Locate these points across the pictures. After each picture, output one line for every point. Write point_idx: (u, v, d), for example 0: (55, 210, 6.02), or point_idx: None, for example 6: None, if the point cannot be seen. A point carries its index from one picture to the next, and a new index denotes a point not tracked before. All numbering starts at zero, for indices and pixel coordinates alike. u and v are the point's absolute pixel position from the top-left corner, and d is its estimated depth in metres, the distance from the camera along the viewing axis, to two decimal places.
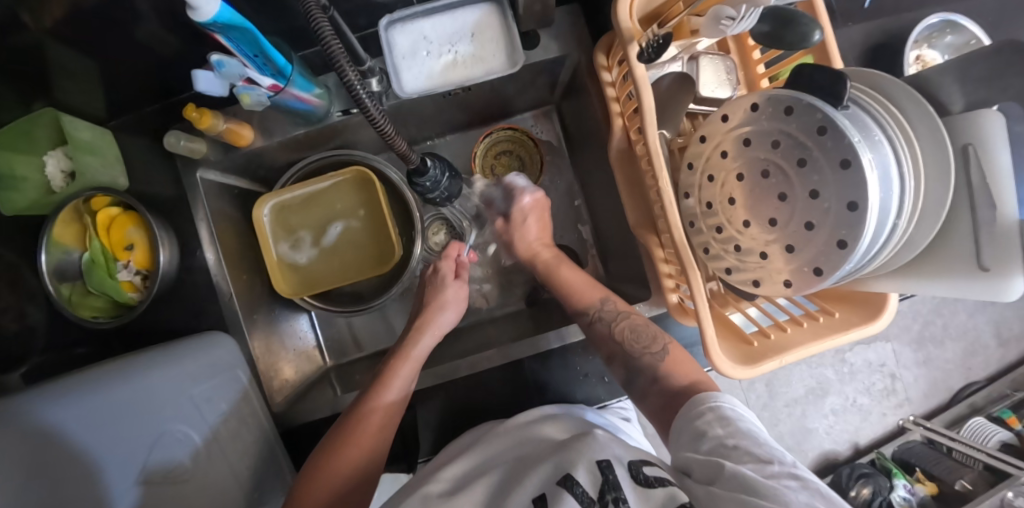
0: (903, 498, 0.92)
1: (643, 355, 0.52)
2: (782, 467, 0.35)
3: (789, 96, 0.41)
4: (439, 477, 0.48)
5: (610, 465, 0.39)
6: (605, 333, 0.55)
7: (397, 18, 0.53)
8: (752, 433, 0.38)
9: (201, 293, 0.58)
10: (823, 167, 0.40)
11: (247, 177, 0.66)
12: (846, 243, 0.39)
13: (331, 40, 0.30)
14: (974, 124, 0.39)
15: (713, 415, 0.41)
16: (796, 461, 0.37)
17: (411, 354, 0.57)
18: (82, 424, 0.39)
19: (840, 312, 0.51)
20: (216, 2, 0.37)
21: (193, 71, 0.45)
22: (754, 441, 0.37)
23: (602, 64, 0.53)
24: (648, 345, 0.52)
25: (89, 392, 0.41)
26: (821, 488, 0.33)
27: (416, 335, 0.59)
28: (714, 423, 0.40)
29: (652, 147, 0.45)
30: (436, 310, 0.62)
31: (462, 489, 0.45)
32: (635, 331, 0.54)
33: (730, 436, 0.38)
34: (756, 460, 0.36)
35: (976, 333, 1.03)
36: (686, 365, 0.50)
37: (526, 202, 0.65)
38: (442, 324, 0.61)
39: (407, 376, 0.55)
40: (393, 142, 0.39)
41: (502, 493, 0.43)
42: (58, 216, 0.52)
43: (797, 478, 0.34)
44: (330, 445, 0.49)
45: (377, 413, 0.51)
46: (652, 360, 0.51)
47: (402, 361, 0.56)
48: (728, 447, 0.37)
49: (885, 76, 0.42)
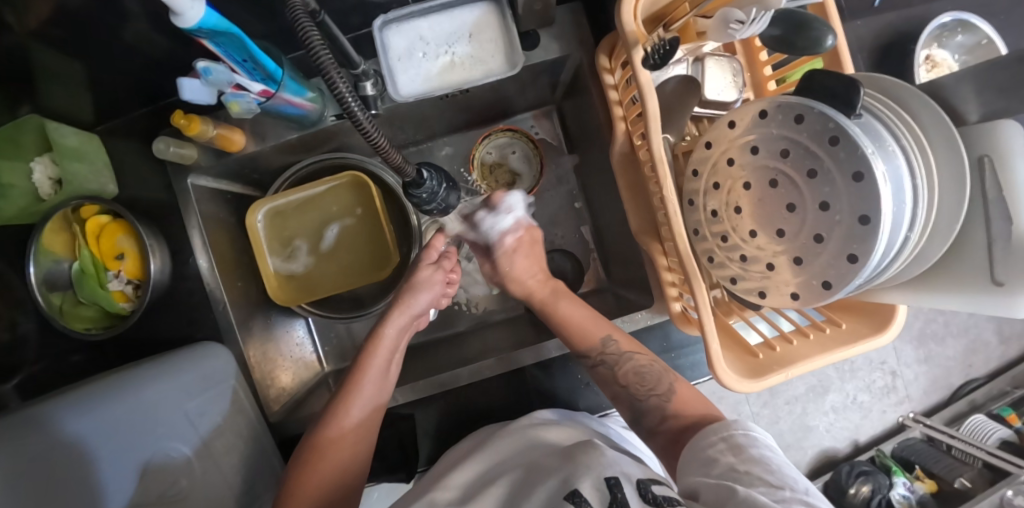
0: (902, 496, 0.92)
1: (649, 397, 0.50)
2: (794, 493, 0.34)
3: (800, 104, 0.40)
4: (446, 484, 0.47)
5: (619, 482, 0.37)
6: (610, 375, 0.53)
7: (392, 19, 0.51)
8: (765, 461, 0.38)
9: (195, 302, 0.57)
10: (834, 180, 0.39)
11: (240, 181, 0.64)
12: (857, 257, 0.38)
13: (320, 49, 0.29)
14: (990, 136, 0.37)
15: (725, 444, 0.41)
16: (807, 488, 0.36)
17: (383, 338, 0.53)
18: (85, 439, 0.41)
19: (847, 322, 0.50)
20: (201, 6, 0.36)
21: (179, 79, 0.44)
22: (766, 468, 0.37)
23: (604, 66, 0.51)
24: (655, 388, 0.51)
25: (87, 409, 0.42)
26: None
27: (385, 315, 0.55)
28: (727, 451, 0.40)
29: (657, 153, 0.43)
30: (410, 293, 0.56)
31: (470, 497, 0.44)
32: (639, 374, 0.52)
33: (742, 463, 0.38)
34: (768, 485, 0.35)
35: (978, 330, 1.02)
36: (695, 403, 0.49)
37: (508, 242, 0.60)
38: (415, 308, 0.56)
39: (382, 362, 0.52)
40: (387, 155, 0.38)
41: (513, 499, 0.42)
42: (47, 224, 0.51)
43: (809, 504, 0.33)
44: (306, 452, 0.47)
45: (354, 411, 0.49)
46: (659, 402, 0.50)
47: (375, 349, 0.52)
48: (741, 472, 0.37)
49: (899, 82, 0.41)
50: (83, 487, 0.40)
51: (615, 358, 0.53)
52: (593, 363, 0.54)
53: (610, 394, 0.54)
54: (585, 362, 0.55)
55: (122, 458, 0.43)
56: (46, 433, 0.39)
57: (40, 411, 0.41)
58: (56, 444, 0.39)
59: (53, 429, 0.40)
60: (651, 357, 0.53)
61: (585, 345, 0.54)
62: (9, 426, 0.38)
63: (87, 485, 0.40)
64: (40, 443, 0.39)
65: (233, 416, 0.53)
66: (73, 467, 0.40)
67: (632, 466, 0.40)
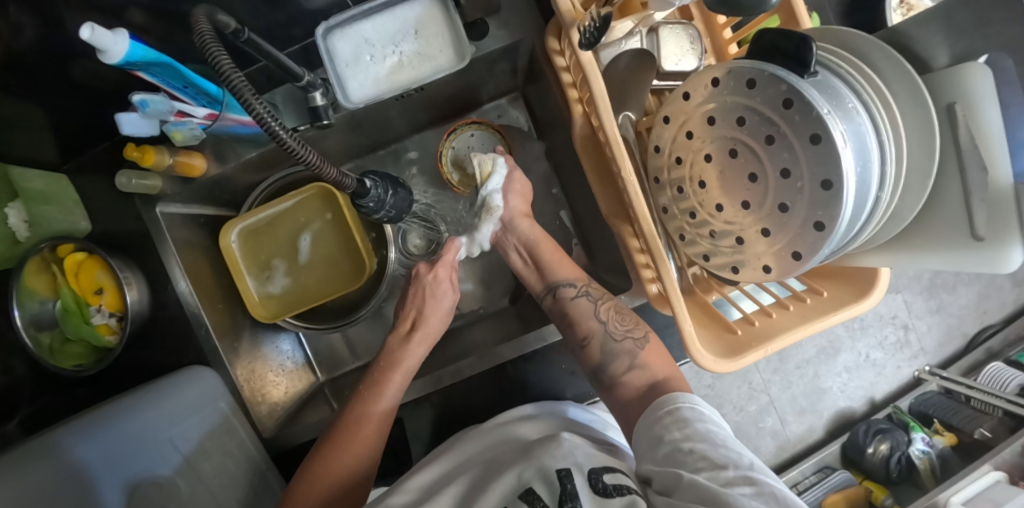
0: (921, 451, 0.89)
1: (625, 338, 0.53)
2: (737, 471, 0.34)
3: (751, 67, 0.38)
4: (406, 487, 0.48)
5: (569, 474, 0.37)
6: (591, 310, 0.55)
7: (334, 25, 0.50)
8: (710, 435, 0.38)
9: (179, 327, 0.59)
10: (793, 144, 0.37)
11: (213, 203, 0.64)
12: (823, 225, 0.37)
13: (233, 74, 0.29)
14: (960, 79, 0.35)
15: (671, 418, 0.41)
16: (755, 463, 0.36)
17: (400, 362, 0.57)
18: (93, 459, 0.43)
19: (828, 291, 0.49)
20: (123, 40, 0.36)
21: (117, 114, 0.45)
22: (710, 443, 0.37)
23: (553, 48, 0.49)
24: (632, 330, 0.54)
25: (94, 432, 0.45)
26: (773, 489, 0.33)
27: (405, 339, 0.59)
28: (672, 427, 0.40)
29: (609, 135, 0.42)
30: (429, 317, 0.60)
31: (430, 497, 0.45)
32: (619, 313, 0.55)
33: (687, 440, 0.38)
34: (711, 465, 0.35)
35: (991, 276, 0.98)
36: (662, 359, 0.52)
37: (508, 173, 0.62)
38: (432, 332, 0.60)
39: (399, 384, 0.56)
40: (322, 170, 0.37)
41: (469, 498, 0.42)
42: (25, 268, 0.52)
43: (750, 480, 0.33)
44: (318, 459, 0.51)
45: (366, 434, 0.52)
46: (633, 344, 0.53)
47: (392, 372, 0.56)
48: (684, 452, 0.37)
49: (858, 33, 0.39)
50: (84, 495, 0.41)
51: (597, 296, 0.56)
52: (575, 293, 0.57)
53: (584, 331, 0.54)
54: (565, 294, 0.57)
55: (122, 473, 0.45)
56: (59, 451, 0.42)
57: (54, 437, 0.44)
58: (64, 465, 0.41)
59: (65, 451, 0.42)
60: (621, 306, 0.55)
61: (568, 276, 0.58)
62: (26, 453, 0.41)
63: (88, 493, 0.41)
64: (58, 464, 0.41)
65: (220, 436, 0.55)
66: (78, 488, 0.41)
67: (587, 455, 0.40)
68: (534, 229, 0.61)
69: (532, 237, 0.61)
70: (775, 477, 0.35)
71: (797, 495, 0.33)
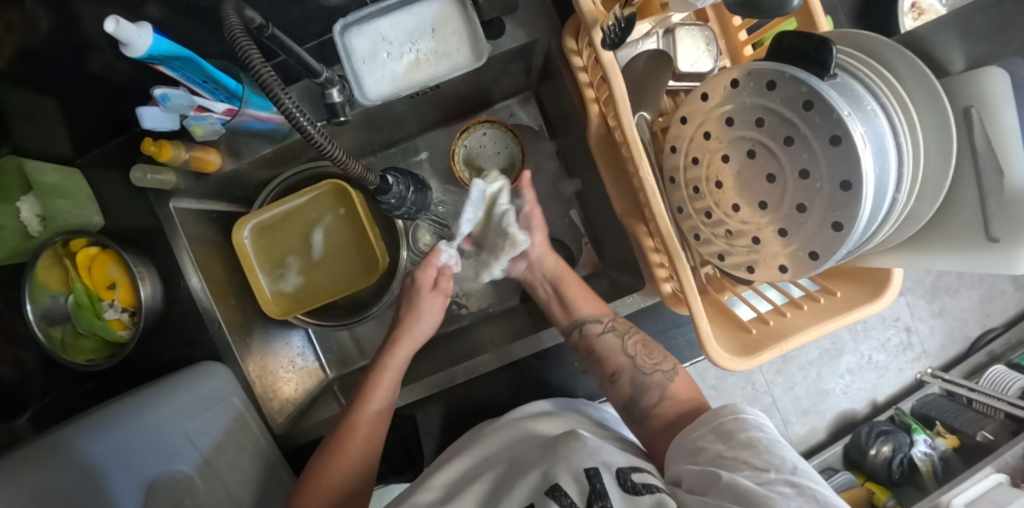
0: (924, 453, 0.89)
1: (654, 371, 0.54)
2: (778, 475, 0.34)
3: (770, 69, 0.38)
4: (429, 485, 0.48)
5: (597, 472, 0.37)
6: (617, 345, 0.55)
7: (352, 22, 0.50)
8: (753, 443, 0.38)
9: (192, 323, 0.59)
10: (811, 145, 0.37)
11: (224, 199, 0.64)
12: (841, 225, 0.37)
13: (262, 67, 0.29)
14: (976, 83, 0.36)
15: (714, 430, 0.41)
16: (799, 469, 0.36)
17: (388, 366, 0.57)
18: (103, 459, 0.43)
19: (842, 291, 0.49)
20: (147, 34, 0.37)
21: (138, 109, 0.46)
22: (753, 450, 0.37)
23: (571, 48, 0.49)
24: (659, 363, 0.54)
25: (102, 430, 0.44)
26: (816, 492, 0.33)
27: (392, 343, 0.59)
28: (713, 439, 0.40)
29: (629, 134, 0.42)
30: (412, 321, 0.59)
31: (456, 495, 0.45)
32: (647, 346, 0.55)
33: (729, 448, 0.38)
34: (753, 469, 0.35)
35: (993, 280, 0.99)
36: (687, 389, 0.53)
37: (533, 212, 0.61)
38: (418, 335, 0.60)
39: (388, 387, 0.56)
40: (347, 165, 0.37)
41: (494, 498, 0.42)
42: (38, 261, 0.52)
43: (793, 484, 0.33)
44: (313, 476, 0.51)
45: (358, 441, 0.52)
46: (662, 377, 0.53)
47: (380, 377, 0.56)
48: (727, 459, 0.37)
49: (876, 36, 0.39)
50: (96, 495, 0.41)
51: (623, 329, 0.56)
52: (602, 328, 0.56)
53: (614, 367, 0.55)
54: (592, 329, 0.56)
55: (133, 473, 0.45)
56: (64, 450, 0.41)
57: (61, 433, 0.43)
58: (74, 465, 0.41)
59: (73, 448, 0.42)
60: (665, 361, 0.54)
61: (594, 313, 0.57)
62: (30, 453, 0.40)
63: (101, 495, 0.41)
64: (64, 464, 0.40)
65: (235, 433, 0.55)
66: (89, 488, 0.41)
67: (615, 456, 0.40)
68: (558, 264, 0.61)
69: (556, 274, 0.61)
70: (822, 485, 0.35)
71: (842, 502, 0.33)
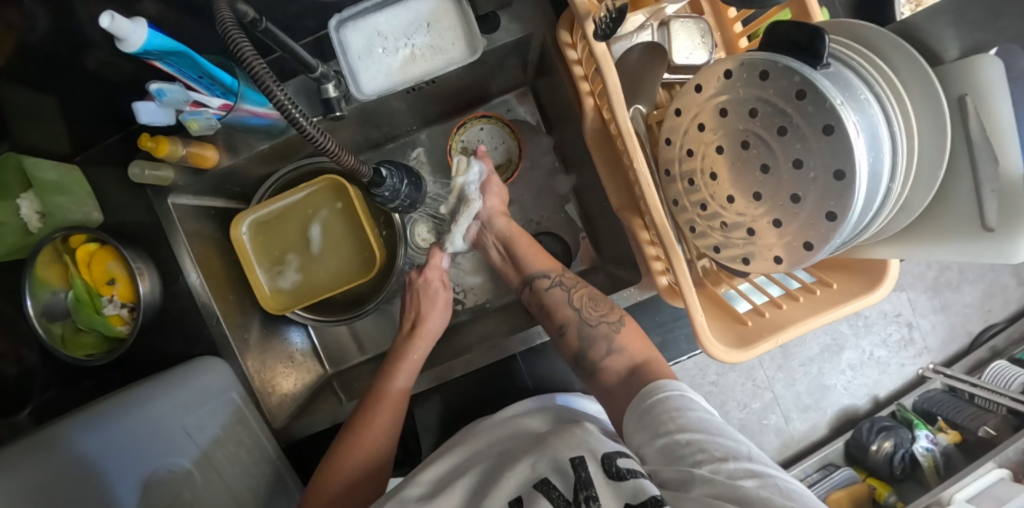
0: (925, 449, 0.89)
1: (599, 322, 0.54)
2: (738, 464, 0.35)
3: (764, 59, 0.38)
4: (419, 480, 0.47)
5: (583, 461, 0.38)
6: (563, 299, 0.57)
7: (347, 17, 0.50)
8: (705, 426, 0.39)
9: (190, 318, 0.59)
10: (805, 135, 0.37)
11: (222, 195, 0.64)
12: (835, 214, 0.37)
13: (254, 61, 0.29)
14: (971, 72, 0.35)
15: (665, 409, 0.41)
16: (749, 451, 0.37)
17: (406, 357, 0.59)
18: (97, 454, 0.42)
19: (839, 283, 0.49)
20: (142, 29, 0.37)
21: (134, 102, 0.46)
22: (707, 435, 0.38)
23: (565, 41, 0.49)
24: (606, 315, 0.54)
25: (98, 425, 0.44)
26: (775, 479, 0.34)
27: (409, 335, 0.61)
28: (666, 419, 0.40)
29: (622, 125, 0.42)
30: (424, 316, 0.62)
31: (443, 490, 0.45)
32: (593, 299, 0.55)
33: (684, 431, 0.38)
34: (712, 457, 0.36)
35: (995, 275, 0.98)
36: (638, 342, 0.53)
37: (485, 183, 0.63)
38: (434, 328, 0.62)
39: (405, 379, 0.57)
40: (339, 157, 0.37)
41: (481, 493, 0.42)
42: (37, 258, 0.53)
43: (753, 473, 0.34)
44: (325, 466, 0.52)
45: (373, 435, 0.53)
46: (607, 328, 0.53)
47: (398, 366, 0.58)
48: (682, 444, 0.37)
49: (870, 25, 0.39)
50: (93, 494, 0.40)
51: (569, 284, 0.58)
52: (549, 283, 0.59)
53: (561, 319, 0.56)
54: (540, 285, 0.59)
55: (131, 471, 0.44)
56: (60, 445, 0.40)
57: (56, 428, 0.42)
58: (69, 459, 0.40)
59: (69, 443, 0.41)
60: (620, 313, 0.54)
61: (541, 268, 0.60)
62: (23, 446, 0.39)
63: (98, 493, 0.41)
64: (60, 460, 0.40)
65: (234, 427, 0.56)
66: (84, 485, 0.40)
67: (602, 442, 0.40)
68: (510, 226, 0.62)
69: (508, 234, 0.62)
70: (770, 464, 0.37)
71: (794, 482, 0.34)
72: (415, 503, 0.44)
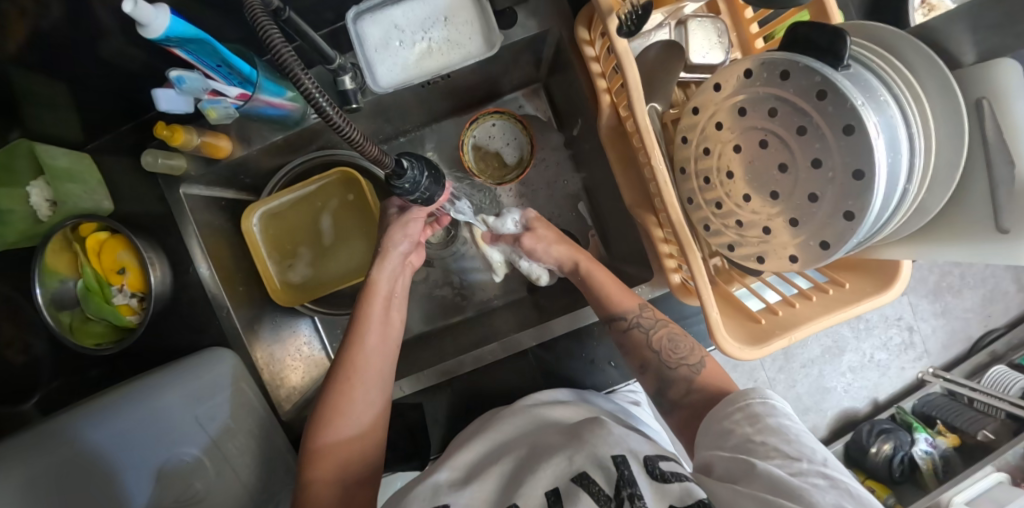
0: (925, 452, 0.90)
1: (680, 365, 0.52)
2: (811, 465, 0.35)
3: (784, 59, 0.38)
4: (452, 465, 0.48)
5: (626, 460, 0.38)
6: (643, 340, 0.53)
7: (365, 9, 0.50)
8: (782, 430, 0.38)
9: (200, 309, 0.59)
10: (824, 134, 0.37)
11: (234, 186, 0.64)
12: (853, 214, 0.37)
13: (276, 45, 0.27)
14: (988, 75, 0.36)
15: (742, 414, 0.41)
16: (827, 458, 0.36)
17: (374, 292, 0.56)
18: (104, 448, 0.46)
19: (851, 282, 0.49)
20: (165, 15, 0.37)
21: (154, 90, 0.47)
22: (783, 438, 0.37)
23: (583, 38, 0.50)
24: (686, 356, 0.52)
25: (104, 419, 0.47)
26: (848, 485, 0.33)
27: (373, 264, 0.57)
28: (742, 422, 0.41)
29: (641, 122, 0.42)
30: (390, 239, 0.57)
31: (478, 475, 0.45)
32: (673, 340, 0.53)
33: (759, 433, 0.39)
34: (784, 456, 0.36)
35: (995, 281, 0.99)
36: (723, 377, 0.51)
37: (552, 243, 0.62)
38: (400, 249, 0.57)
39: (379, 311, 0.55)
40: (362, 148, 0.36)
41: (516, 480, 0.42)
42: (48, 245, 0.52)
43: (825, 476, 0.34)
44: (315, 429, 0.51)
45: (356, 399, 0.52)
46: (688, 371, 0.51)
47: (369, 301, 0.55)
48: (755, 443, 0.38)
49: (888, 28, 0.40)
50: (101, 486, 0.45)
51: (650, 323, 0.54)
52: (630, 324, 0.53)
53: (640, 360, 0.54)
54: (620, 325, 0.54)
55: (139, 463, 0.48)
56: (67, 439, 0.45)
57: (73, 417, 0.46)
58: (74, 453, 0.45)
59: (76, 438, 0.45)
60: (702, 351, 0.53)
61: (623, 306, 0.54)
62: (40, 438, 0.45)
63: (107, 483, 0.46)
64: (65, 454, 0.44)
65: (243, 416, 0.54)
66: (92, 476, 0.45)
67: (640, 445, 0.41)
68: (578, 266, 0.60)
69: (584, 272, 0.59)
70: (848, 475, 0.36)
71: (872, 495, 0.33)
72: (449, 487, 0.44)
